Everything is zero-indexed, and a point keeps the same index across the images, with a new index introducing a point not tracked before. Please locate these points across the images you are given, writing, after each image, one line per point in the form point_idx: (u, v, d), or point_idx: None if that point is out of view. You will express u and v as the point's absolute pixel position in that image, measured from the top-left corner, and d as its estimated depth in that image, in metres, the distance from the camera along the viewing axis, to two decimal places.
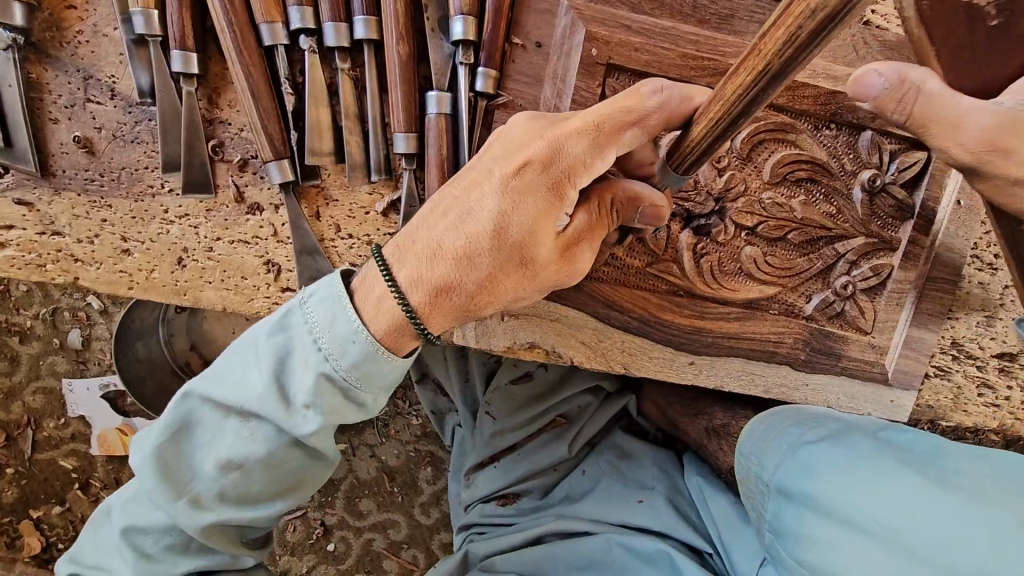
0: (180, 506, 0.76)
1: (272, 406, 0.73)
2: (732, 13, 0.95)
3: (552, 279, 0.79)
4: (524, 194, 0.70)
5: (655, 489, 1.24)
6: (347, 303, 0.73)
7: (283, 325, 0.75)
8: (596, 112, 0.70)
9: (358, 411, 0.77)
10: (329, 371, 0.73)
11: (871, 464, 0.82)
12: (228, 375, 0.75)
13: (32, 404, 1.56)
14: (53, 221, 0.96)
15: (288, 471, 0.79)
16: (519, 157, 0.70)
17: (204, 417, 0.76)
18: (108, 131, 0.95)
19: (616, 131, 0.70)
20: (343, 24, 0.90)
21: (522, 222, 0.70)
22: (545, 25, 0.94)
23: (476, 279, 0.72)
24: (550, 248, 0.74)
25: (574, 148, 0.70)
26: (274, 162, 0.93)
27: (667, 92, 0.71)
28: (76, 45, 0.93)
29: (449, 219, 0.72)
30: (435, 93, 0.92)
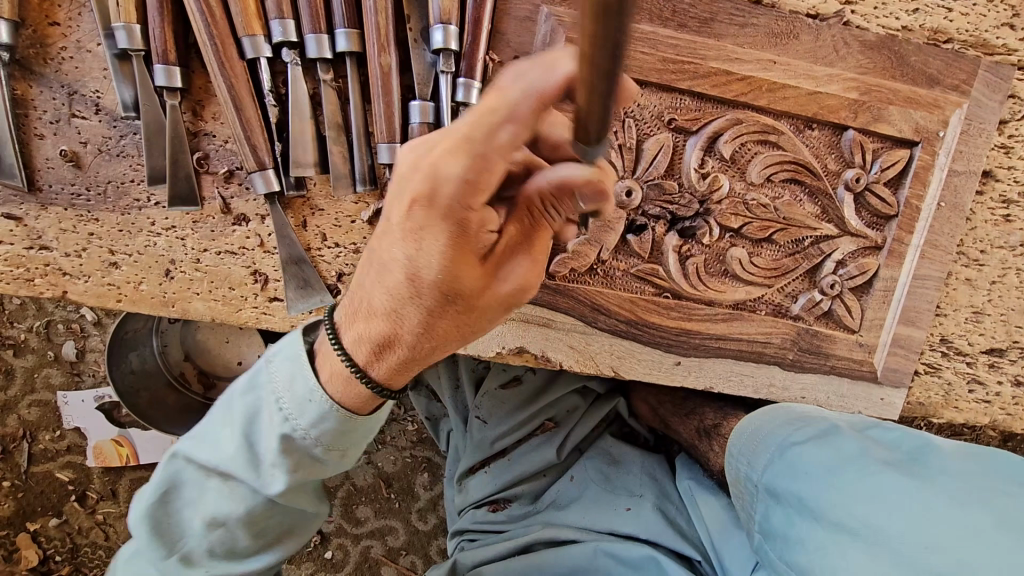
0: (171, 568, 0.76)
1: (246, 466, 0.72)
2: (712, 17, 0.95)
3: (499, 305, 0.70)
4: (422, 236, 0.61)
5: (644, 496, 1.24)
6: (308, 365, 0.71)
7: (252, 384, 0.73)
8: (459, 127, 0.56)
9: (329, 467, 0.76)
10: (293, 433, 0.71)
11: (858, 463, 0.82)
12: (206, 435, 0.75)
13: (28, 417, 1.56)
14: (40, 235, 0.96)
15: (273, 524, 0.78)
16: (405, 195, 0.60)
17: (185, 478, 0.75)
18: (94, 145, 0.96)
19: (490, 138, 0.55)
20: (324, 36, 0.91)
21: (433, 266, 0.62)
22: (525, 32, 0.95)
23: (412, 331, 0.67)
24: (478, 278, 0.65)
25: (450, 179, 0.57)
26: (259, 174, 0.93)
27: (519, 73, 0.54)
28: (60, 62, 0.94)
29: (372, 275, 0.67)
30: (418, 102, 0.92)
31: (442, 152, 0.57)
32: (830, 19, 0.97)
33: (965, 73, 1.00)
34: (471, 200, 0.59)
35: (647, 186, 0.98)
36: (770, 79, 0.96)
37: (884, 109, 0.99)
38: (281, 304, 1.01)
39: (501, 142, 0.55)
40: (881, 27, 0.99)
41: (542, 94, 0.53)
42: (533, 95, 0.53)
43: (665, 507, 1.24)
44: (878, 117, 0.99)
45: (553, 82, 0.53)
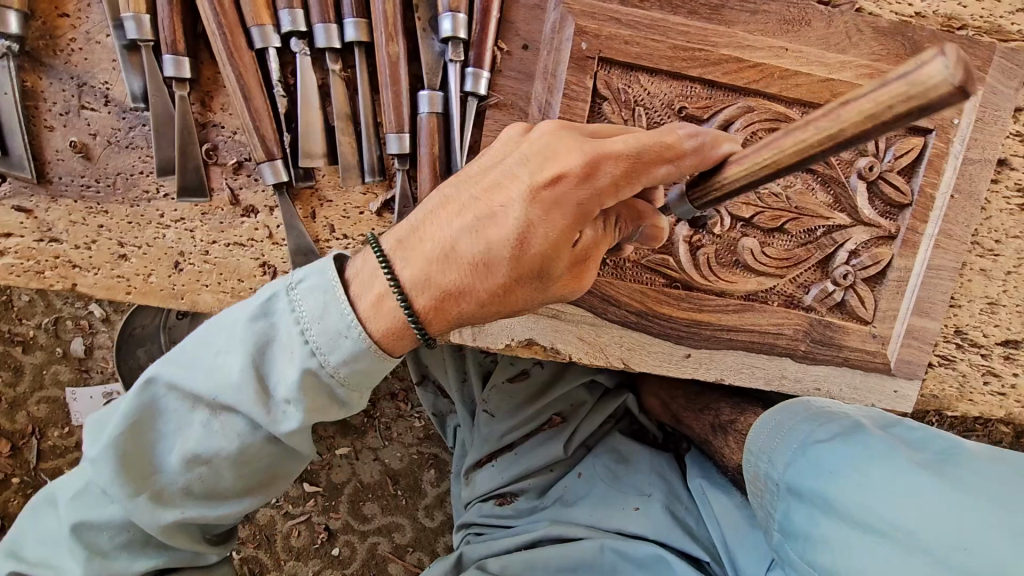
0: (142, 499, 0.75)
1: (248, 399, 0.71)
2: (722, 4, 0.95)
3: (558, 293, 0.77)
4: (549, 211, 0.66)
5: (652, 495, 1.23)
6: (341, 295, 0.71)
7: (267, 311, 0.72)
8: (635, 136, 0.65)
9: (340, 410, 0.76)
10: (315, 368, 0.71)
11: (886, 463, 0.81)
12: (198, 363, 0.73)
13: (37, 414, 1.57)
14: (50, 227, 0.97)
15: (257, 467, 0.78)
16: (555, 167, 0.65)
17: (171, 406, 0.74)
18: (103, 137, 0.96)
19: (652, 165, 0.66)
20: (333, 25, 0.90)
21: (545, 238, 0.67)
22: (534, 20, 0.95)
23: (488, 287, 0.71)
24: (564, 265, 0.72)
25: (605, 172, 0.65)
26: (267, 164, 0.93)
27: (697, 131, 0.68)
28: (69, 53, 0.94)
29: (466, 220, 0.69)
30: (427, 92, 0.92)
31: (613, 148, 0.65)
32: (843, 5, 0.97)
33: (980, 59, 0.98)
34: (608, 193, 0.66)
35: None
36: (782, 66, 0.95)
37: None
38: None
39: (664, 167, 0.66)
40: (892, 14, 0.99)
41: (711, 156, 0.68)
42: (704, 152, 0.68)
43: (675, 508, 1.22)
44: None
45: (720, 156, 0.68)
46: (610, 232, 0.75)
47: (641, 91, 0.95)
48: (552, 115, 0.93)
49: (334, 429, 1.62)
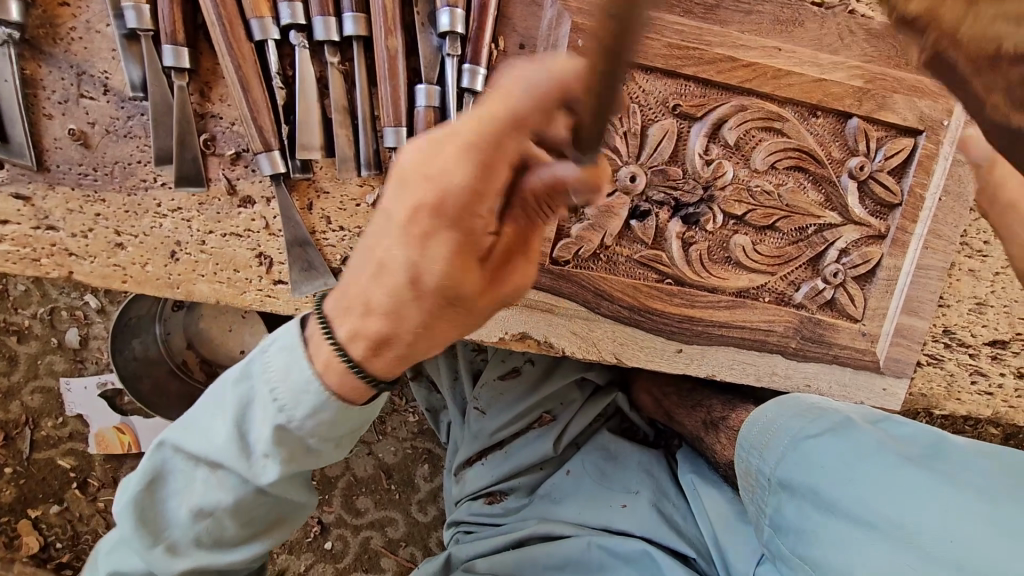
0: (159, 555, 0.74)
1: (234, 457, 0.70)
2: (717, 4, 0.96)
3: (494, 303, 0.70)
4: (426, 244, 0.61)
5: (641, 493, 1.24)
6: (302, 352, 0.67)
7: (246, 374, 0.70)
8: (465, 131, 0.59)
9: (325, 456, 0.73)
10: (284, 424, 0.68)
11: (880, 457, 0.84)
12: (195, 427, 0.72)
13: (31, 403, 1.58)
14: (47, 215, 0.97)
15: (263, 512, 0.77)
16: (414, 195, 0.59)
17: (177, 467, 0.73)
18: (101, 126, 0.96)
19: (494, 158, 0.59)
20: (332, 19, 0.91)
21: (435, 267, 0.61)
22: (531, 17, 0.96)
23: (409, 331, 0.65)
24: (476, 278, 0.65)
25: (455, 184, 0.59)
26: (265, 154, 0.94)
27: (491, 100, 0.58)
28: (70, 42, 0.94)
29: (367, 270, 0.64)
30: (424, 86, 0.93)
31: (443, 158, 0.59)
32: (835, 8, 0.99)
33: None
34: (474, 200, 0.60)
35: (652, 171, 0.98)
36: (774, 66, 0.96)
37: (888, 97, 0.98)
38: (286, 288, 1.02)
39: (511, 147, 0.60)
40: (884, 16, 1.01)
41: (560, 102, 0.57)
42: (508, 100, 0.57)
43: (662, 506, 1.23)
44: (883, 105, 0.99)
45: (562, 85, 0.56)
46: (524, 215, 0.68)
47: (636, 88, 0.96)
48: None
49: None
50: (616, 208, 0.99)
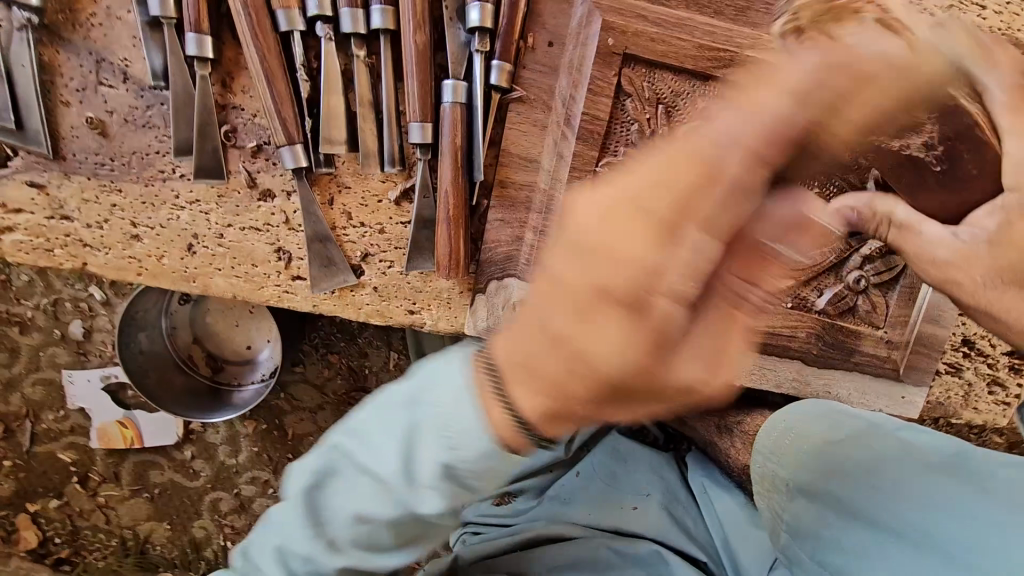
0: (308, 549, 0.63)
1: (397, 479, 0.55)
2: (748, 5, 0.95)
3: (676, 393, 0.49)
4: (581, 350, 0.43)
5: (653, 496, 1.23)
6: (472, 387, 0.51)
7: (414, 399, 0.54)
8: (633, 190, 0.42)
9: (475, 498, 0.57)
10: (450, 463, 0.53)
11: (902, 467, 0.82)
12: (374, 437, 0.57)
13: (32, 396, 1.56)
14: (62, 205, 0.95)
15: (412, 527, 0.61)
16: (596, 276, 0.41)
17: (350, 473, 0.59)
18: (120, 115, 0.94)
19: (681, 220, 0.41)
20: (360, 11, 0.89)
21: (619, 362, 0.42)
22: (562, 14, 0.95)
23: (588, 410, 0.46)
24: (689, 367, 0.48)
25: (655, 268, 0.41)
26: (288, 147, 0.92)
27: (681, 146, 0.43)
28: (89, 28, 0.92)
29: (514, 333, 0.46)
30: (451, 81, 0.92)
31: (606, 224, 0.42)
32: None
33: None
34: (655, 292, 0.42)
35: None
36: None
37: None
38: (304, 283, 1.01)
39: (689, 226, 0.41)
40: None
41: (785, 155, 0.44)
42: (704, 140, 0.43)
43: (674, 508, 1.22)
44: None
45: (789, 113, 0.44)
46: (733, 299, 0.49)
47: (666, 89, 0.94)
48: (574, 109, 0.93)
49: (334, 419, 1.62)
50: None
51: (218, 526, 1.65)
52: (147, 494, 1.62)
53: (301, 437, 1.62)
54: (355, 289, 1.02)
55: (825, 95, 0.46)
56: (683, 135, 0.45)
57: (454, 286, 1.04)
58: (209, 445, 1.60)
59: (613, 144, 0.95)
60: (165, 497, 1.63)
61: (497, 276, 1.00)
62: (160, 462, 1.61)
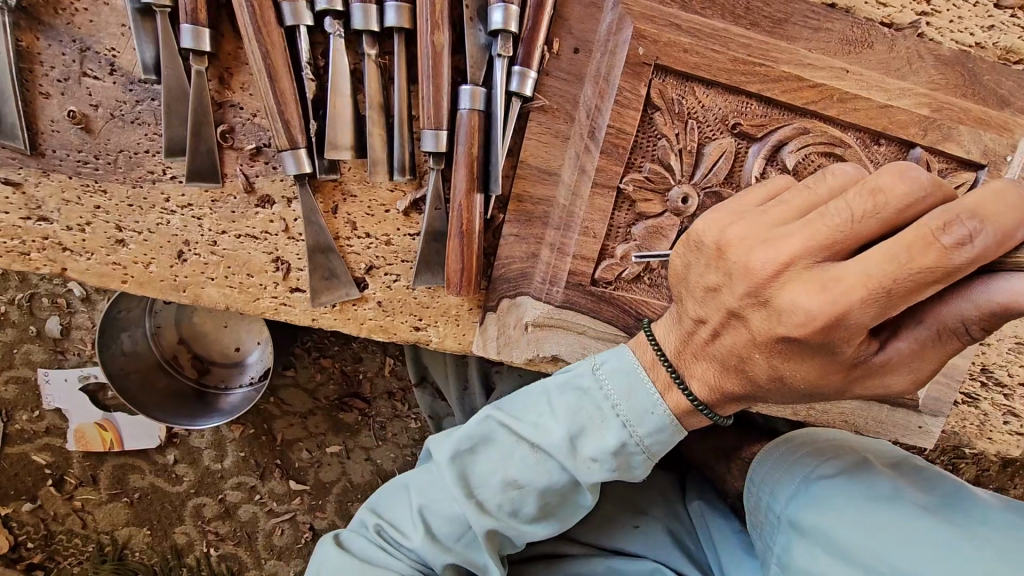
0: (462, 510, 0.81)
1: (565, 450, 0.78)
2: (785, 18, 0.90)
3: (856, 377, 0.69)
4: (746, 360, 0.71)
5: (654, 515, 1.09)
6: (643, 379, 0.77)
7: (577, 383, 0.80)
8: (802, 253, 0.62)
9: (633, 476, 0.80)
10: (625, 437, 0.76)
11: (891, 505, 0.73)
12: (528, 410, 0.82)
13: (4, 394, 1.48)
14: (40, 205, 0.88)
15: (556, 499, 0.82)
16: (797, 242, 0.62)
17: (499, 439, 0.82)
18: (105, 109, 0.86)
19: (911, 291, 0.58)
20: (373, 6, 0.82)
21: (807, 305, 0.61)
22: (588, 18, 0.88)
23: (787, 351, 0.67)
24: (894, 354, 0.66)
25: (855, 319, 0.60)
26: (290, 152, 0.85)
27: (856, 206, 0.60)
28: (73, 12, 0.84)
29: (806, 283, 0.62)
30: (469, 87, 0.85)
31: (782, 282, 0.63)
32: (905, 29, 0.94)
33: None
34: (812, 337, 0.63)
35: (704, 193, 0.92)
36: (842, 89, 0.90)
37: (954, 128, 0.93)
38: (303, 295, 0.94)
39: (913, 252, 0.57)
40: (954, 42, 0.95)
41: (906, 202, 0.59)
42: (884, 209, 0.59)
43: (676, 531, 1.08)
44: (948, 136, 0.93)
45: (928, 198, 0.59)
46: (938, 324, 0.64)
47: (695, 103, 0.90)
48: (601, 122, 0.88)
49: (325, 426, 1.55)
50: (664, 228, 0.92)
51: (202, 532, 1.56)
52: (126, 499, 1.54)
53: (290, 443, 1.55)
54: (357, 302, 0.96)
55: (991, 202, 0.55)
56: (815, 194, 0.65)
57: (463, 302, 0.97)
58: (193, 449, 1.53)
59: (638, 158, 0.91)
60: (145, 502, 1.54)
61: (509, 294, 0.95)
62: (140, 466, 1.54)
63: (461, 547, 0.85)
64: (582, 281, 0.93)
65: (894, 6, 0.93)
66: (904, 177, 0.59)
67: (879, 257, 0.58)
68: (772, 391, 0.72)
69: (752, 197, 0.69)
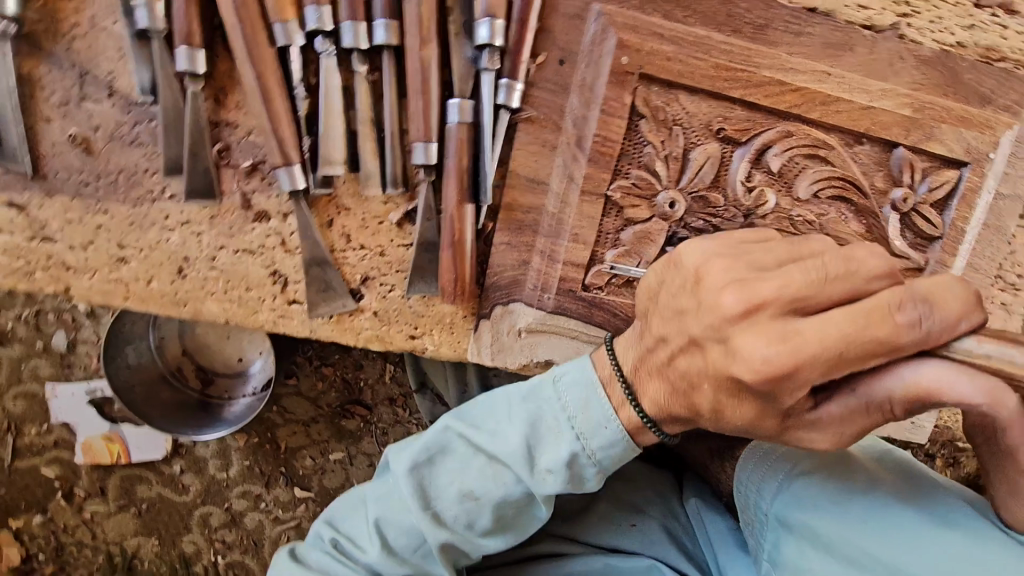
0: (417, 522, 0.83)
1: (519, 462, 0.79)
2: (767, 23, 0.91)
3: (780, 427, 0.71)
4: (695, 387, 0.71)
5: (651, 513, 1.10)
6: (599, 392, 0.78)
7: (534, 396, 0.81)
8: (774, 298, 0.64)
9: (586, 488, 0.81)
10: (578, 450, 0.77)
11: (870, 503, 0.76)
12: (486, 422, 0.83)
13: (14, 409, 1.51)
14: (44, 226, 0.90)
15: (511, 511, 0.84)
16: (767, 288, 0.64)
17: (457, 450, 0.83)
18: (105, 131, 0.89)
19: (858, 357, 0.63)
20: (363, 25, 0.84)
21: (758, 347, 0.63)
22: (574, 30, 0.89)
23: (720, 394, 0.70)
24: (817, 415, 0.69)
25: (804, 374, 0.63)
26: (284, 168, 0.88)
27: (831, 266, 0.65)
28: (71, 39, 0.86)
29: (769, 329, 0.63)
30: (457, 100, 0.88)
31: (742, 325, 0.65)
32: (885, 31, 0.95)
33: (1020, 92, 0.97)
34: (761, 381, 0.64)
35: (691, 198, 0.94)
36: (824, 92, 0.92)
37: (936, 127, 0.94)
38: (301, 307, 0.96)
39: (868, 321, 0.62)
40: (936, 42, 0.96)
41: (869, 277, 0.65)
42: (856, 276, 0.65)
43: (672, 529, 1.10)
44: (931, 136, 0.95)
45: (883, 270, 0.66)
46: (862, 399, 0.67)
47: (680, 110, 0.91)
48: (588, 130, 0.90)
49: (328, 433, 1.57)
50: (652, 233, 0.94)
51: (209, 541, 1.58)
52: (134, 509, 1.56)
53: (294, 451, 1.57)
54: (354, 313, 0.98)
55: (939, 291, 0.63)
56: (787, 253, 0.69)
57: (457, 311, 0.99)
58: (199, 459, 1.56)
59: (625, 165, 0.93)
60: (153, 512, 1.57)
61: (502, 301, 0.97)
62: (147, 477, 1.56)
63: (418, 558, 0.86)
64: (573, 287, 0.95)
65: (874, 9, 0.94)
66: (872, 256, 0.66)
67: (840, 317, 0.62)
68: (713, 423, 0.73)
69: (738, 237, 0.73)
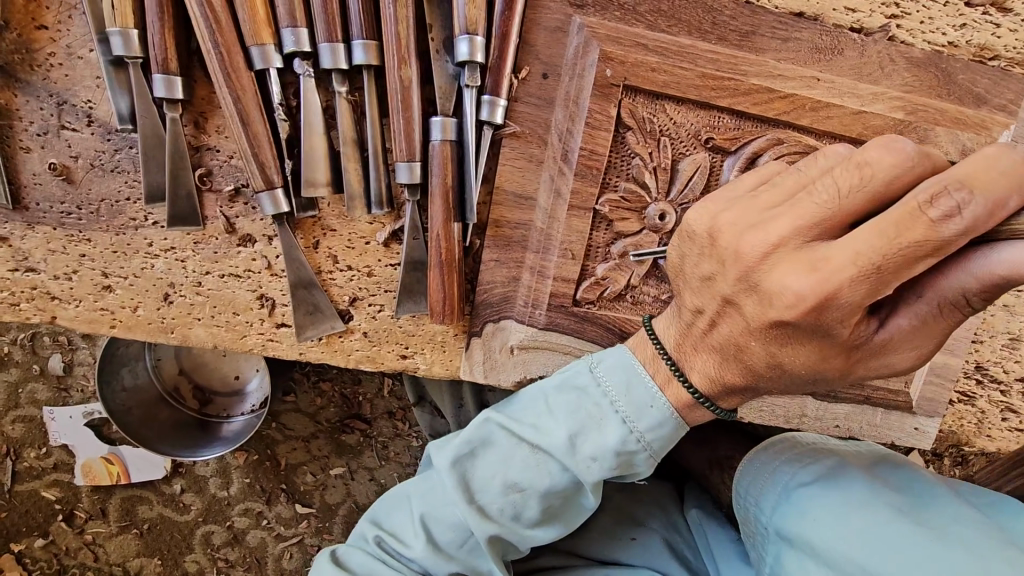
0: (463, 516, 0.81)
1: (565, 450, 0.77)
2: (753, 30, 0.90)
3: (850, 360, 0.67)
4: (744, 349, 0.70)
5: (653, 527, 1.08)
6: (642, 375, 0.78)
7: (575, 384, 0.80)
8: (791, 235, 0.61)
9: (635, 472, 0.80)
10: (626, 433, 0.76)
11: (867, 506, 0.72)
12: (527, 413, 0.82)
13: (11, 433, 1.50)
14: (27, 256, 0.89)
15: (558, 501, 0.82)
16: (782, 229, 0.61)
17: (499, 443, 0.81)
18: (85, 159, 0.88)
19: (902, 268, 0.57)
20: (341, 45, 0.83)
21: (794, 283, 0.60)
22: (555, 43, 0.88)
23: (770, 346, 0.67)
24: (889, 335, 0.66)
25: (847, 300, 0.59)
26: (266, 192, 0.86)
27: (843, 181, 0.59)
28: (48, 68, 0.85)
29: (797, 262, 0.61)
30: (440, 118, 0.87)
31: (769, 267, 0.63)
32: (874, 34, 0.93)
33: (1013, 92, 0.95)
34: (802, 317, 0.62)
35: (681, 209, 0.92)
36: (813, 97, 0.90)
37: (931, 129, 0.92)
38: (290, 330, 0.95)
39: (897, 229, 0.55)
40: (926, 43, 0.94)
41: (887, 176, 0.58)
42: (873, 181, 0.58)
43: (674, 542, 1.08)
44: (925, 138, 0.93)
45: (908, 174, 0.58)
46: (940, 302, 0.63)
47: (667, 120, 0.90)
48: (573, 144, 0.89)
49: (328, 449, 1.56)
50: (643, 245, 0.93)
51: (212, 560, 1.57)
52: (136, 530, 1.55)
53: (294, 467, 1.56)
54: (343, 334, 0.97)
55: (981, 171, 0.54)
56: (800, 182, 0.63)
57: (448, 329, 0.98)
58: (199, 477, 1.55)
59: (614, 178, 0.91)
60: (154, 533, 1.56)
61: (492, 319, 0.96)
62: (147, 497, 1.55)
63: (464, 553, 0.84)
64: (564, 302, 0.93)
65: (863, 11, 0.92)
66: (890, 151, 0.58)
67: (866, 232, 0.57)
68: (774, 377, 0.70)
69: (743, 184, 0.69)
